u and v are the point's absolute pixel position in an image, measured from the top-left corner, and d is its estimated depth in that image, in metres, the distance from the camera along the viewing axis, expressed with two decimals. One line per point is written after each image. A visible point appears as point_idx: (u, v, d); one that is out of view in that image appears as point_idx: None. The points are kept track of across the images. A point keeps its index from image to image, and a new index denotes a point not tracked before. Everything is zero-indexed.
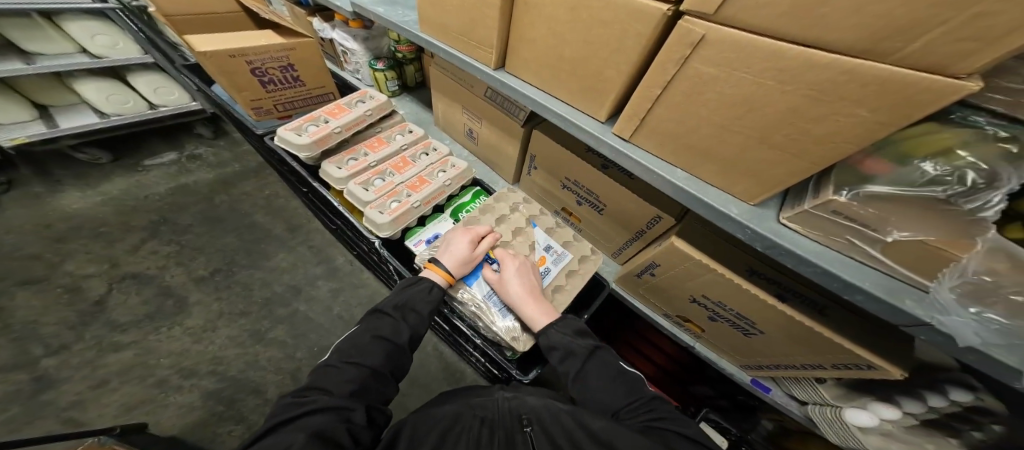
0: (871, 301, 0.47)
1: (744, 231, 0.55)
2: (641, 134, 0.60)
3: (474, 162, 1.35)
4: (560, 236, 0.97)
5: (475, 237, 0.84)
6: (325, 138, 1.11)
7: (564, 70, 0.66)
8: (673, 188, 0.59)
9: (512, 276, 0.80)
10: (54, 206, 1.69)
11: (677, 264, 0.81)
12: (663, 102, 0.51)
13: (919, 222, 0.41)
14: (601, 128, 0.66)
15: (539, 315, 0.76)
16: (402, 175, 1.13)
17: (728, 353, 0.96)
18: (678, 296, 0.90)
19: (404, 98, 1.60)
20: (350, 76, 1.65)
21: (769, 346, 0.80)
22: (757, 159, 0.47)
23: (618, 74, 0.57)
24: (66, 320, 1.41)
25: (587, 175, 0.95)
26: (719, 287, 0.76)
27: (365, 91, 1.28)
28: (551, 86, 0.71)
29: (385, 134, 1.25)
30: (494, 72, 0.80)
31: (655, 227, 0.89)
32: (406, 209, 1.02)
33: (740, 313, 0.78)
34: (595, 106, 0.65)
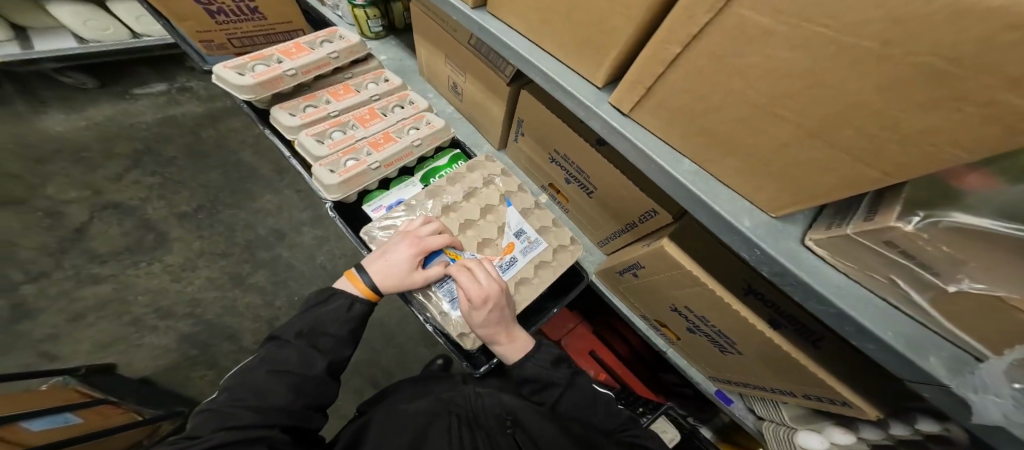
0: (884, 352, 0.39)
1: (751, 249, 0.44)
2: (645, 107, 0.46)
3: (458, 120, 1.17)
4: (536, 220, 0.85)
5: (417, 255, 0.70)
6: (274, 82, 0.93)
7: (560, 14, 0.50)
8: (674, 184, 0.48)
9: (484, 321, 0.67)
10: (34, 127, 1.51)
11: (660, 270, 0.71)
12: (683, 64, 0.37)
13: (1002, 272, 0.28)
14: (596, 95, 0.52)
15: (514, 353, 0.70)
16: (366, 129, 0.97)
17: (699, 364, 0.90)
18: (658, 301, 0.82)
19: (386, 44, 1.36)
20: (323, 10, 1.37)
21: (744, 368, 0.74)
22: (797, 159, 0.34)
23: (623, 20, 0.41)
24: (45, 246, 1.32)
25: (579, 152, 0.81)
26: (702, 301, 0.67)
27: (333, 29, 1.07)
28: (541, 34, 0.55)
29: (354, 81, 1.06)
30: (473, 13, 0.63)
31: (648, 222, 0.77)
32: (362, 170, 0.88)
33: (720, 331, 0.70)
34: (592, 64, 0.50)
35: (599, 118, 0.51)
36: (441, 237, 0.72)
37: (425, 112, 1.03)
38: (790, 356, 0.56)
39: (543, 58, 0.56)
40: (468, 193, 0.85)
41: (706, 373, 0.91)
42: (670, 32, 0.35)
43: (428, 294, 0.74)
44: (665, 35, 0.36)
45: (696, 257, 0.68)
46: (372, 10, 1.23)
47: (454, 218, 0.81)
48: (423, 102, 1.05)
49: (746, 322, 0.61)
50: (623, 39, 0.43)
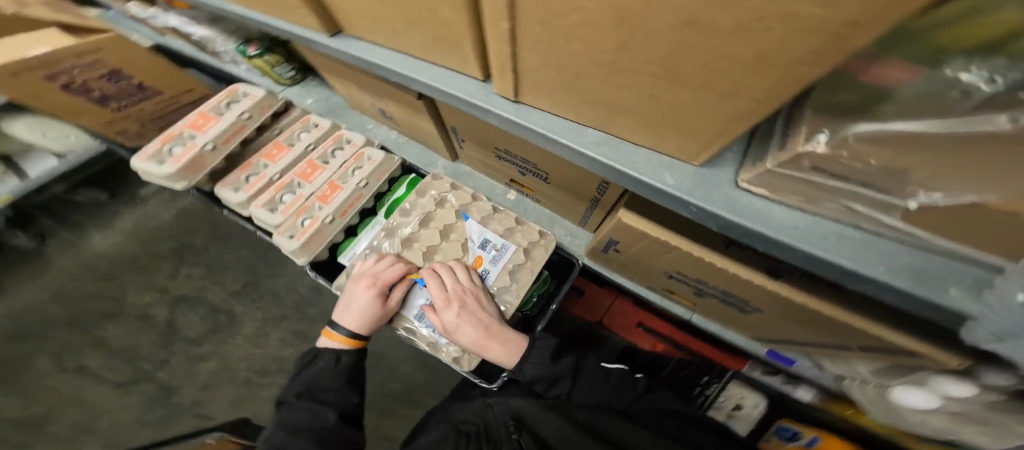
0: (888, 292, 0.33)
1: (687, 209, 0.39)
2: (528, 89, 0.40)
3: (408, 144, 1.12)
4: (501, 224, 0.80)
5: (381, 291, 0.70)
6: (199, 163, 0.85)
7: (399, 18, 0.41)
8: (591, 163, 0.42)
9: (455, 321, 0.66)
10: (87, 249, 1.52)
11: (635, 242, 0.63)
12: (528, 36, 0.31)
13: (951, 176, 0.23)
14: (482, 88, 0.45)
15: (506, 358, 0.67)
16: (313, 184, 0.91)
17: (729, 326, 0.80)
18: (652, 271, 0.74)
19: (311, 85, 1.20)
20: (226, 65, 1.16)
21: (767, 323, 0.65)
22: (692, 102, 0.28)
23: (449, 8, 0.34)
24: (156, 340, 1.39)
25: (517, 146, 0.71)
26: (695, 267, 0.58)
27: (234, 87, 0.95)
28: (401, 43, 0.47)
29: (284, 136, 0.97)
30: (325, 40, 0.55)
31: (607, 194, 0.69)
32: (319, 228, 0.84)
33: (726, 291, 0.61)
34: (460, 60, 0.43)
35: (494, 114, 0.45)
36: (400, 269, 0.72)
37: (366, 148, 0.97)
38: (805, 306, 0.49)
39: (418, 67, 0.49)
40: (425, 223, 0.80)
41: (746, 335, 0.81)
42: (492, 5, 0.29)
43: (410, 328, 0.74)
44: (491, 12, 0.30)
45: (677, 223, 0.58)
46: (273, 59, 1.03)
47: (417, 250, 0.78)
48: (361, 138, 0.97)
49: (745, 280, 0.52)
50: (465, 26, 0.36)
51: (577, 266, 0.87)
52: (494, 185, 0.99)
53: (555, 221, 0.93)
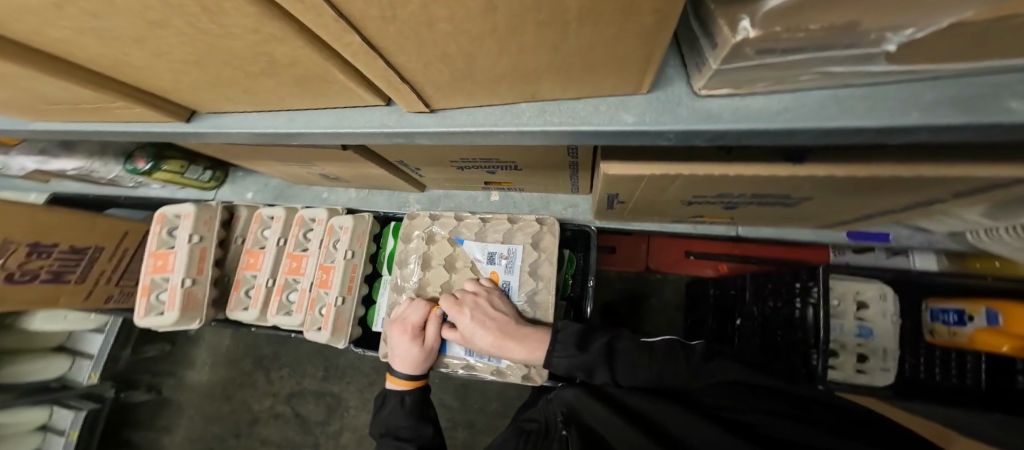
0: (949, 131, 0.28)
1: (667, 139, 0.34)
2: (436, 94, 0.33)
3: (370, 195, 0.92)
4: (495, 232, 0.62)
5: (412, 332, 0.55)
6: (194, 300, 0.68)
7: (241, 78, 0.31)
8: (548, 138, 0.36)
9: (475, 328, 0.52)
10: (189, 390, 1.41)
11: (633, 188, 0.51)
12: (377, 30, 0.24)
13: (909, 8, 0.18)
14: (390, 114, 0.38)
15: (531, 354, 0.50)
16: (306, 274, 0.71)
17: (793, 224, 0.66)
18: (666, 207, 0.59)
19: (240, 177, 1.01)
20: (143, 191, 0.98)
21: (826, 208, 0.54)
22: (612, 36, 0.25)
23: (290, 44, 0.26)
24: (294, 436, 1.30)
25: (468, 150, 0.58)
26: (718, 187, 0.48)
27: (160, 213, 0.69)
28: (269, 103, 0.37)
29: (248, 242, 0.76)
30: (189, 127, 0.41)
31: (580, 154, 0.54)
32: (337, 312, 0.66)
33: (761, 194, 0.50)
34: (342, 94, 0.35)
35: (418, 134, 0.37)
36: (424, 307, 0.57)
37: (334, 217, 0.73)
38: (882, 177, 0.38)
39: (307, 118, 0.39)
40: (422, 285, 0.62)
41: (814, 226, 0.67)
42: (318, 17, 0.22)
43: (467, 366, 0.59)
44: (317, 24, 0.23)
45: (673, 152, 0.46)
46: (174, 163, 0.84)
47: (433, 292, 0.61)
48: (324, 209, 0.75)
49: (773, 177, 0.43)
50: (316, 55, 0.28)
51: (595, 232, 0.71)
52: (473, 197, 0.84)
53: (546, 199, 0.79)
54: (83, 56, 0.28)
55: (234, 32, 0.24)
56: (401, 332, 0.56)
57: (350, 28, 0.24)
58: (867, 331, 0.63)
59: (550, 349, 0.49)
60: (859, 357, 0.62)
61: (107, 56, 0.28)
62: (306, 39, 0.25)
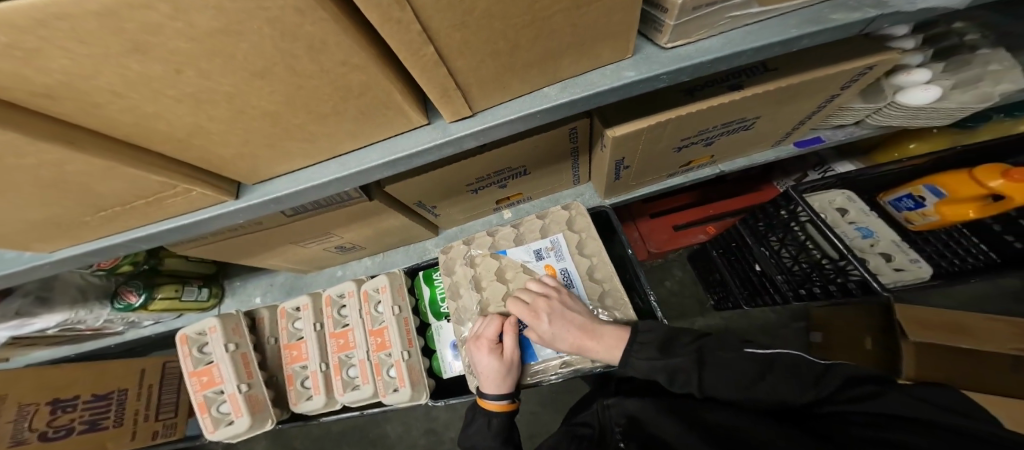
0: (820, 35, 0.39)
1: (662, 82, 0.40)
2: (476, 91, 0.38)
3: (386, 257, 0.97)
4: (532, 231, 0.68)
5: (490, 347, 0.56)
6: (255, 401, 0.80)
7: (309, 121, 0.34)
8: (569, 109, 0.42)
9: (552, 332, 0.54)
10: None
11: (636, 147, 0.56)
12: (447, 39, 0.29)
13: None
14: (435, 130, 0.42)
15: (609, 353, 0.53)
16: (358, 346, 0.83)
17: (759, 145, 0.73)
18: (662, 160, 0.64)
19: (239, 287, 1.12)
20: (134, 331, 1.02)
21: (763, 127, 0.63)
22: (611, 6, 0.32)
23: (371, 74, 0.29)
24: None
25: (484, 165, 0.62)
26: (694, 127, 0.55)
27: (183, 335, 0.80)
28: (323, 146, 0.40)
29: (284, 338, 0.89)
30: (241, 201, 0.43)
31: (581, 137, 0.61)
32: (408, 365, 0.80)
33: (725, 122, 0.56)
34: (394, 117, 0.38)
35: (464, 139, 0.42)
36: (496, 322, 0.58)
37: (365, 285, 0.87)
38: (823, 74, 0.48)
39: (358, 156, 0.42)
40: (483, 306, 0.66)
41: (774, 143, 0.75)
42: (406, 34, 0.26)
43: (563, 362, 0.62)
44: (400, 41, 0.27)
45: (656, 103, 0.52)
46: (168, 289, 0.92)
47: (499, 306, 0.65)
48: (350, 282, 0.88)
49: (732, 104, 0.50)
50: (387, 79, 0.31)
51: (611, 209, 0.77)
52: (487, 221, 0.87)
53: (555, 198, 0.84)
54: (164, 130, 0.29)
55: (328, 66, 0.26)
56: (480, 349, 0.57)
57: (428, 40, 0.28)
58: (866, 231, 0.89)
59: (627, 349, 0.52)
60: (884, 256, 0.86)
61: (189, 124, 0.29)
62: (382, 65, 0.29)
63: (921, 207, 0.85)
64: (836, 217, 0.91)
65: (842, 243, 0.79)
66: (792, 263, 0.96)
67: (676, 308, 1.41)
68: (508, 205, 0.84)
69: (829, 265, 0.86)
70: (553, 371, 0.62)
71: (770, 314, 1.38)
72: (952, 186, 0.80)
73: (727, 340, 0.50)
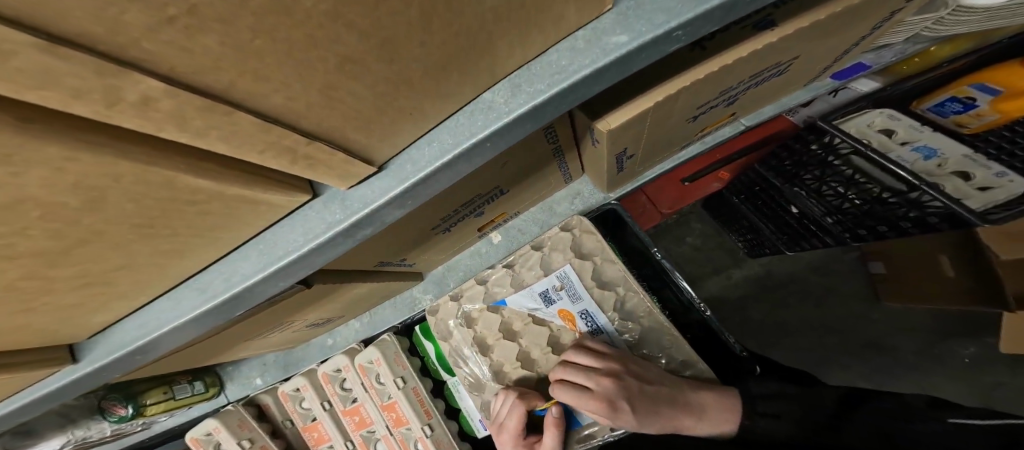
0: None
1: (677, 41, 0.24)
2: (359, 132, 0.21)
3: (374, 315, 0.82)
4: (530, 268, 0.53)
5: (515, 439, 0.48)
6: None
7: (46, 265, 0.18)
8: (537, 121, 0.25)
9: (641, 422, 0.44)
10: None
11: (639, 133, 0.39)
12: (195, 58, 0.11)
13: None
14: (330, 205, 0.26)
15: (719, 428, 0.44)
16: (375, 422, 0.72)
17: (792, 87, 0.52)
18: (674, 136, 0.47)
19: (234, 370, 0.90)
20: (157, 426, 0.87)
21: (808, 64, 0.44)
22: None
23: (31, 159, 0.12)
24: None
25: (446, 202, 0.45)
26: (718, 85, 0.37)
27: (193, 440, 0.74)
28: (138, 272, 0.23)
29: (297, 421, 0.78)
30: (104, 355, 0.31)
31: (560, 135, 0.44)
32: (434, 441, 0.68)
33: (756, 73, 0.39)
34: (228, 213, 0.21)
35: (382, 209, 0.26)
36: (519, 415, 0.46)
37: (358, 355, 0.71)
38: None
39: (226, 271, 0.27)
40: (497, 369, 0.54)
41: (806, 82, 0.53)
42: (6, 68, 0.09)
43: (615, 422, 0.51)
44: (28, 89, 0.09)
45: (658, 70, 0.34)
46: (155, 392, 0.76)
47: (512, 365, 0.53)
48: (341, 355, 0.72)
49: (774, 46, 0.33)
50: (105, 162, 0.13)
51: (619, 204, 0.64)
52: (475, 252, 0.72)
53: (548, 205, 0.67)
54: None
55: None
56: (508, 440, 0.49)
57: (129, 70, 0.10)
58: (928, 150, 0.70)
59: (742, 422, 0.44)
60: (960, 175, 0.67)
61: None
62: (57, 135, 0.12)
63: (972, 109, 0.66)
64: (882, 141, 0.72)
65: (906, 171, 0.65)
66: (840, 202, 0.80)
67: (708, 264, 1.21)
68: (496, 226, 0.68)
69: (894, 198, 0.72)
70: (604, 434, 0.51)
71: (821, 251, 1.14)
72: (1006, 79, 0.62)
73: (908, 406, 0.42)
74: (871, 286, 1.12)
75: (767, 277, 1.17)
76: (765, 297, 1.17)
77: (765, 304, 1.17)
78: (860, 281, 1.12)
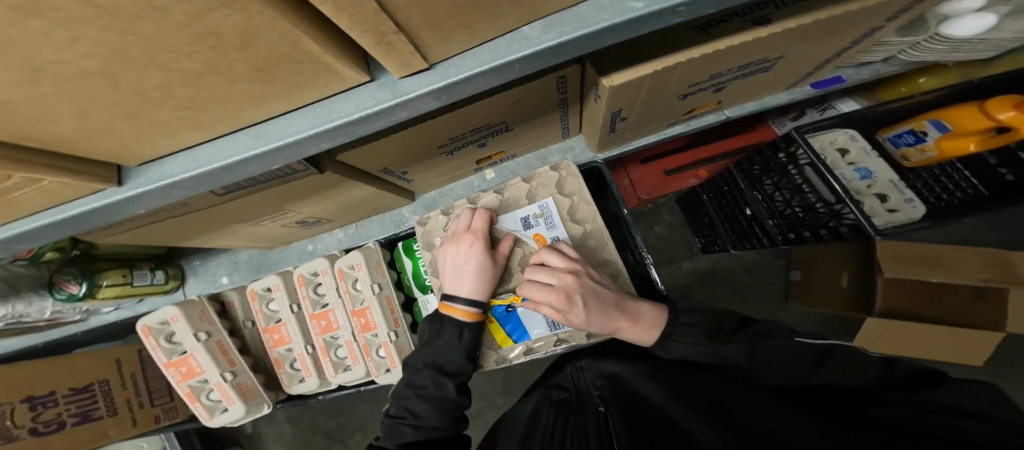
0: None
1: (677, 16, 0.31)
2: (427, 34, 0.27)
3: (359, 227, 0.88)
4: (518, 197, 0.63)
5: (483, 239, 0.58)
6: (247, 389, 0.70)
7: (179, 81, 0.24)
8: (556, 57, 0.32)
9: (587, 318, 0.53)
10: None
11: (635, 96, 0.47)
12: None
13: None
14: (382, 88, 0.32)
15: (647, 332, 0.54)
16: (342, 328, 0.74)
17: (766, 89, 0.61)
18: (666, 109, 0.55)
19: (199, 266, 0.92)
20: (96, 319, 0.88)
21: (780, 70, 0.53)
22: None
23: (245, 3, 0.18)
24: None
25: (459, 123, 0.51)
26: (704, 69, 0.44)
27: (145, 327, 0.64)
28: (223, 108, 0.29)
29: (260, 322, 0.77)
30: (141, 189, 0.35)
31: (570, 86, 0.50)
32: (397, 347, 0.72)
33: (742, 64, 0.46)
34: (308, 72, 0.28)
35: (422, 98, 0.32)
36: (487, 215, 0.60)
37: (337, 261, 0.74)
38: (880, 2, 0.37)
39: (283, 124, 0.33)
40: None
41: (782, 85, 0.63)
42: None
43: (558, 339, 0.62)
44: None
45: (663, 44, 0.41)
46: (114, 274, 0.75)
47: None
48: (321, 259, 0.75)
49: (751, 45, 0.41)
50: (277, 14, 0.20)
51: (604, 164, 0.71)
52: (468, 183, 0.79)
53: (542, 155, 0.75)
54: None
55: None
56: (475, 240, 0.58)
57: None
58: (865, 172, 0.84)
59: (666, 330, 0.53)
60: (881, 196, 0.82)
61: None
62: None
63: (920, 143, 0.79)
64: (835, 158, 0.85)
65: (838, 187, 0.77)
66: (785, 207, 0.92)
67: (666, 253, 1.37)
68: (491, 164, 0.75)
69: (823, 208, 0.84)
70: (547, 349, 0.61)
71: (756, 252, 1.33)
72: (957, 119, 0.75)
73: (776, 330, 0.49)
74: (785, 288, 1.33)
75: (711, 273, 1.35)
76: (704, 286, 1.35)
77: (704, 293, 1.34)
78: (779, 284, 1.33)
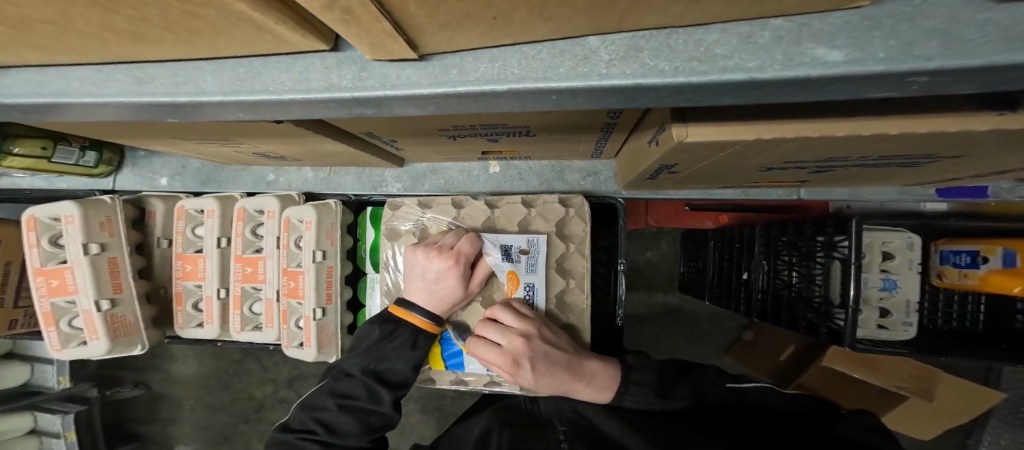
0: None
1: (894, 87, 0.16)
2: (423, 12, 0.15)
3: (332, 174, 0.75)
4: (509, 220, 0.54)
5: (464, 265, 0.49)
6: (121, 325, 0.61)
7: None
8: (625, 101, 0.20)
9: (536, 381, 0.47)
10: (179, 382, 1.34)
11: (705, 157, 0.35)
12: None
13: None
14: (348, 71, 0.21)
15: (600, 394, 0.48)
16: (267, 282, 0.65)
17: (855, 181, 0.49)
18: (732, 173, 0.42)
19: (142, 159, 0.80)
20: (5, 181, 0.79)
21: (895, 171, 0.40)
22: None
23: None
24: None
25: (462, 118, 0.39)
26: (818, 153, 0.32)
27: (31, 218, 0.56)
28: (70, 34, 0.18)
29: (177, 245, 0.68)
30: None
31: (627, 113, 0.37)
32: (319, 326, 0.62)
33: (883, 156, 0.33)
34: (215, 19, 0.16)
35: (399, 101, 0.21)
36: (475, 240, 0.50)
37: (289, 208, 0.64)
38: None
39: (181, 75, 0.21)
40: None
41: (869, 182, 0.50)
42: None
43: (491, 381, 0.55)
44: None
45: (784, 106, 0.27)
46: (28, 144, 0.64)
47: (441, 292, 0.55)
48: (272, 199, 0.65)
49: (940, 135, 0.25)
50: None
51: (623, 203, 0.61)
52: (467, 169, 0.67)
53: (559, 167, 0.64)
54: None
55: None
56: (454, 264, 0.48)
57: None
58: (890, 283, 0.64)
59: (621, 389, 0.48)
60: (881, 310, 0.65)
61: None
62: None
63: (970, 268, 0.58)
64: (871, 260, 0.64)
65: (854, 293, 0.57)
66: (783, 288, 0.76)
67: (649, 280, 1.29)
68: (499, 158, 0.62)
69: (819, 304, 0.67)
70: (478, 385, 0.55)
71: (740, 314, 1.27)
72: None
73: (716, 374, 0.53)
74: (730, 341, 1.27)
75: (677, 310, 1.29)
76: (672, 328, 1.29)
77: (667, 331, 1.29)
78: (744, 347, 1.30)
